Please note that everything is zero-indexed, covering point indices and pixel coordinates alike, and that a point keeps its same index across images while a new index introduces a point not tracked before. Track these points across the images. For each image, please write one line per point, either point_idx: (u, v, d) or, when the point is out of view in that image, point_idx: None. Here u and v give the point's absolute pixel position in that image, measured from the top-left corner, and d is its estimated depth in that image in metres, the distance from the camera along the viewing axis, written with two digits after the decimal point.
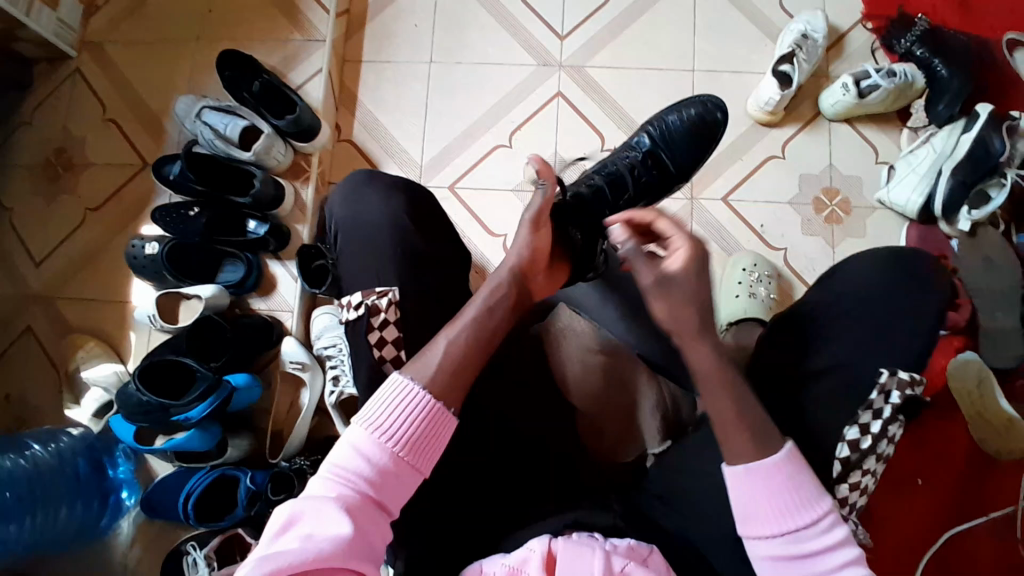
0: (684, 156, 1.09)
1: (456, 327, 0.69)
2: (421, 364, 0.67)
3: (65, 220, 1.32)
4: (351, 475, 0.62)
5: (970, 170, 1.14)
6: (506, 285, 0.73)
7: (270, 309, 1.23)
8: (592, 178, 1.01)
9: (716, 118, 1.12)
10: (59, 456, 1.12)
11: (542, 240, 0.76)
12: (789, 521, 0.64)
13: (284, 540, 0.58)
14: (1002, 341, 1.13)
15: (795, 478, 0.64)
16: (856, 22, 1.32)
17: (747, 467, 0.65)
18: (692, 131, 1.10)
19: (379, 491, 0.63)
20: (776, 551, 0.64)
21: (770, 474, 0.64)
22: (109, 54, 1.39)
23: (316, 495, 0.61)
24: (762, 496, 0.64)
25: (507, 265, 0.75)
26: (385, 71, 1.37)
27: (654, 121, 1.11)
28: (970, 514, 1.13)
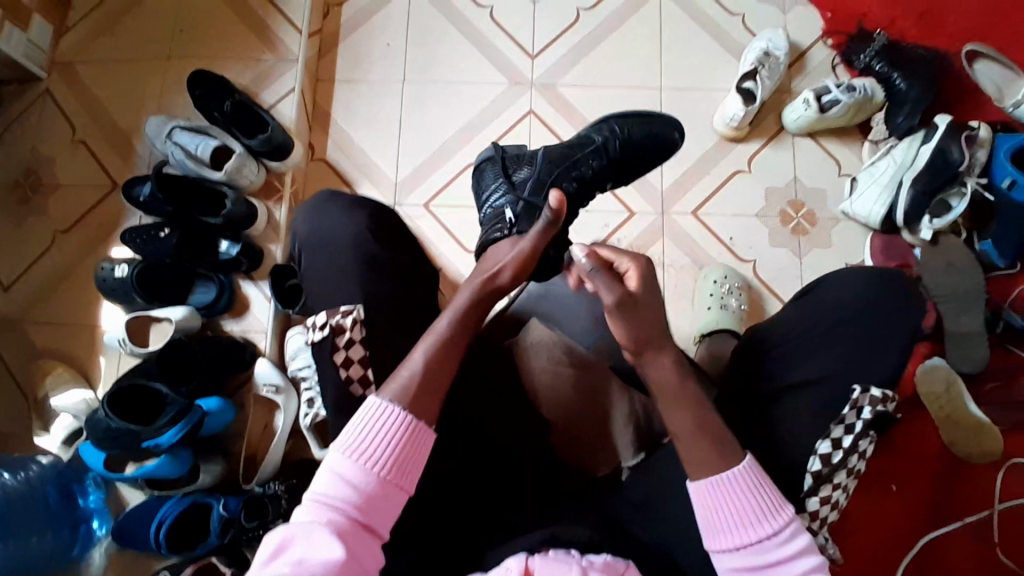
0: (638, 158, 1.02)
1: (431, 336, 0.70)
2: (397, 385, 0.67)
3: (34, 243, 1.30)
4: (337, 500, 0.62)
5: (930, 180, 1.18)
6: (478, 298, 0.73)
7: (243, 330, 1.22)
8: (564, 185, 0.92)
9: (672, 136, 1.06)
10: (29, 484, 1.08)
11: (526, 262, 0.76)
12: (751, 533, 0.65)
13: (274, 565, 0.58)
14: (970, 346, 1.16)
15: (756, 490, 0.66)
16: (817, 39, 1.36)
17: (709, 480, 0.66)
18: (645, 144, 1.03)
19: (368, 514, 0.63)
20: (742, 562, 0.65)
21: (733, 486, 0.65)
22: (78, 74, 1.38)
23: (304, 520, 0.62)
24: (726, 509, 0.65)
25: (487, 278, 0.74)
26: (359, 90, 1.37)
27: (606, 126, 1.02)
28: (944, 519, 1.15)
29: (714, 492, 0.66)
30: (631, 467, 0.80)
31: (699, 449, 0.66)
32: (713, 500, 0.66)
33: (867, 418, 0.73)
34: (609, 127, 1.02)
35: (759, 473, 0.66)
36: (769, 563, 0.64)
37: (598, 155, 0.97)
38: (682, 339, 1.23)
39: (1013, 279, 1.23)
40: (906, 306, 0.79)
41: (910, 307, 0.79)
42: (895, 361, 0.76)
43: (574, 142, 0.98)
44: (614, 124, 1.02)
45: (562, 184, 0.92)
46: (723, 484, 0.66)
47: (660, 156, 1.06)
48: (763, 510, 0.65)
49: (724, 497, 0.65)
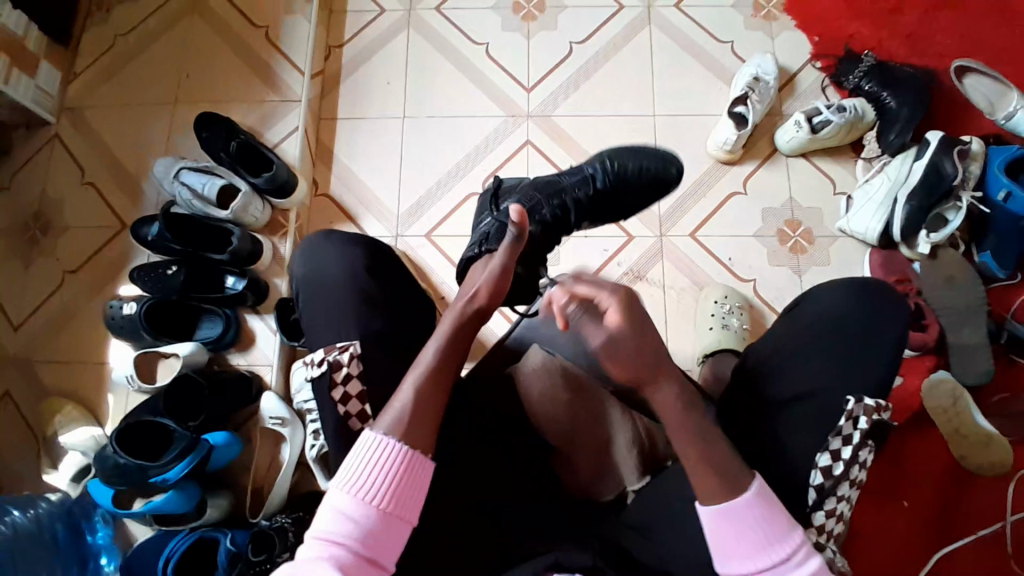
0: (625, 196, 1.07)
1: (418, 366, 0.71)
2: (390, 417, 0.68)
3: (44, 282, 1.33)
4: (340, 537, 0.63)
5: (924, 197, 1.19)
6: (465, 321, 0.74)
7: (250, 364, 1.23)
8: (541, 212, 0.98)
9: (671, 173, 1.08)
10: (37, 523, 1.08)
11: (501, 283, 0.77)
12: (762, 558, 0.64)
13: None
14: (974, 358, 1.16)
15: (766, 516, 0.65)
16: (806, 63, 1.40)
17: (720, 508, 0.66)
18: (642, 179, 1.07)
19: (371, 548, 0.63)
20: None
21: (742, 514, 0.65)
22: (88, 119, 1.42)
23: (309, 558, 0.62)
24: (737, 532, 0.65)
25: (471, 302, 0.76)
26: (361, 126, 1.41)
27: (605, 158, 1.08)
28: (958, 535, 1.13)
29: (724, 520, 0.66)
30: (635, 490, 0.79)
31: (698, 466, 0.66)
32: (721, 522, 0.66)
33: (864, 428, 0.73)
34: (610, 158, 1.07)
35: (766, 501, 0.66)
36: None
37: (584, 186, 1.03)
38: (684, 360, 1.23)
39: (1016, 288, 1.24)
40: (895, 320, 0.79)
41: (897, 322, 0.79)
42: (881, 367, 0.77)
43: (565, 177, 1.05)
44: (617, 156, 1.08)
45: (539, 210, 0.98)
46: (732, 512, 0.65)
47: (656, 192, 1.09)
48: (772, 534, 0.65)
49: (733, 525, 0.65)
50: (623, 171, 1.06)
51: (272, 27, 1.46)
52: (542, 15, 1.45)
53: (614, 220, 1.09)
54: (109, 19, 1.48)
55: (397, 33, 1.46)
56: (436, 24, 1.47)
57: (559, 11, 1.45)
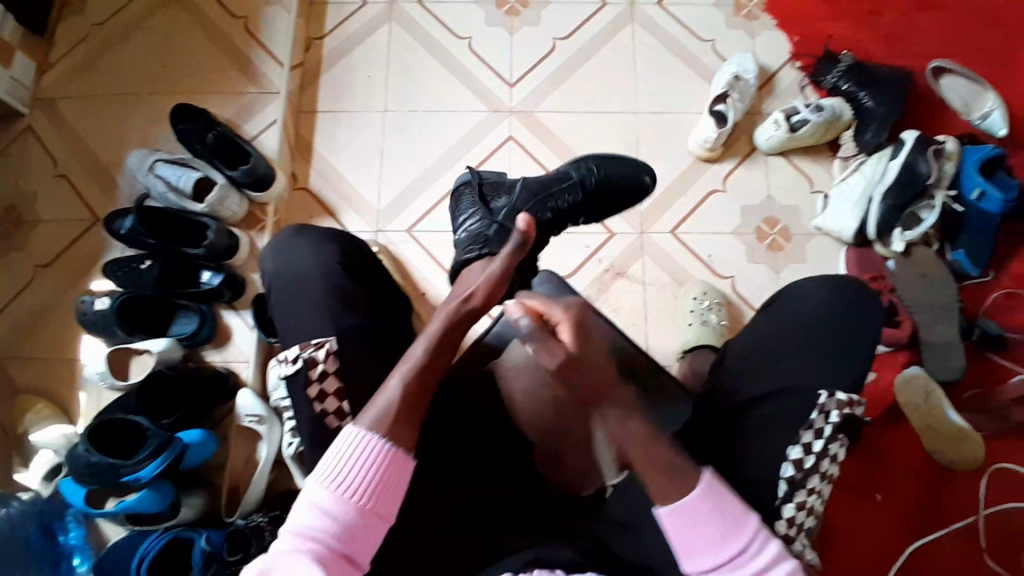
0: (602, 203, 1.07)
1: (404, 365, 0.70)
2: (373, 413, 0.67)
3: (14, 277, 1.30)
4: (317, 531, 0.62)
5: (898, 195, 1.22)
6: (455, 318, 0.75)
7: (225, 360, 1.21)
8: (540, 215, 1.00)
9: (643, 180, 1.09)
10: (10, 522, 1.06)
11: (496, 288, 0.79)
12: (721, 551, 0.65)
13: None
14: (946, 354, 1.18)
15: (716, 508, 0.66)
16: (785, 62, 1.41)
17: (673, 505, 0.66)
18: (617, 184, 1.07)
19: (347, 544, 0.63)
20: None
21: (696, 509, 0.66)
22: (61, 110, 1.39)
23: (284, 552, 0.61)
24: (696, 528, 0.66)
25: (464, 302, 0.76)
26: (342, 120, 1.40)
27: (580, 163, 1.07)
28: (930, 527, 1.16)
29: (681, 515, 0.66)
30: (615, 486, 0.78)
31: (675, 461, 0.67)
32: (678, 520, 0.66)
33: (836, 421, 0.74)
34: (585, 163, 1.07)
35: (714, 494, 0.66)
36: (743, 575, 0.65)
37: (573, 193, 1.03)
38: (665, 356, 1.24)
39: (987, 286, 1.27)
40: (871, 318, 0.81)
41: (874, 320, 0.81)
42: (853, 362, 0.78)
43: (552, 178, 1.04)
44: (590, 162, 1.07)
45: (536, 213, 1.00)
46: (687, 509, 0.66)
47: (631, 197, 1.09)
48: (726, 526, 0.65)
49: (692, 519, 0.66)
50: (598, 177, 1.06)
51: (251, 18, 1.43)
52: (526, 10, 1.45)
53: (590, 225, 1.09)
54: (83, 7, 1.45)
55: (379, 26, 1.45)
56: (418, 17, 1.45)
57: (543, 7, 1.45)
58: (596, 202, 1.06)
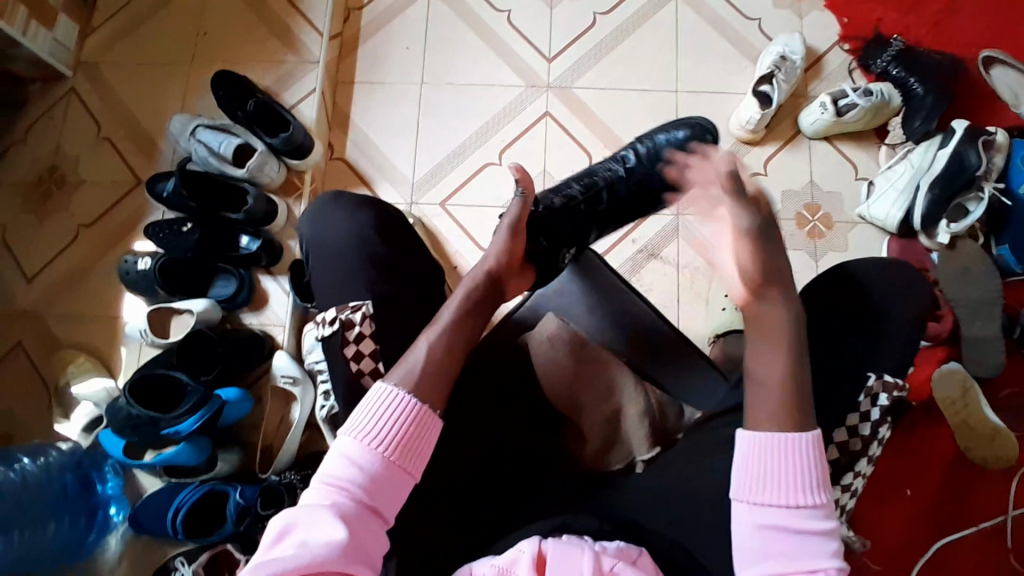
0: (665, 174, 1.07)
1: (437, 325, 0.72)
2: (402, 371, 0.68)
3: (59, 236, 1.33)
4: (343, 484, 0.62)
5: (946, 185, 1.17)
6: (481, 282, 0.78)
7: (262, 323, 1.24)
8: (569, 188, 1.03)
9: (705, 140, 1.08)
10: (47, 471, 1.11)
11: (517, 245, 0.84)
12: (789, 498, 0.62)
13: (279, 549, 0.57)
14: (986, 349, 1.15)
15: (815, 464, 0.63)
16: (834, 44, 1.37)
17: (766, 438, 0.64)
18: (680, 158, 1.07)
19: (373, 498, 0.62)
20: (771, 522, 0.62)
21: (786, 451, 0.63)
22: (105, 74, 1.41)
23: (310, 504, 0.61)
24: (778, 468, 0.63)
25: (485, 266, 0.80)
26: (377, 91, 1.39)
27: (644, 138, 1.11)
28: (958, 526, 1.14)
29: (766, 450, 0.63)
30: (645, 460, 0.79)
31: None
32: (761, 455, 0.63)
33: (884, 404, 0.74)
34: (647, 138, 1.11)
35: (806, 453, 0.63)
36: (797, 536, 0.61)
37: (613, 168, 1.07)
38: (695, 340, 1.23)
39: None
40: (910, 305, 0.80)
41: (909, 304, 0.80)
42: (891, 353, 0.78)
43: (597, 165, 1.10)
44: (654, 134, 1.11)
45: (568, 185, 1.03)
46: (782, 445, 0.63)
47: None
48: (814, 481, 0.62)
49: (775, 458, 0.63)
50: (660, 149, 1.09)
51: None
52: None
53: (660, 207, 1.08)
54: None
55: None
56: None
57: None
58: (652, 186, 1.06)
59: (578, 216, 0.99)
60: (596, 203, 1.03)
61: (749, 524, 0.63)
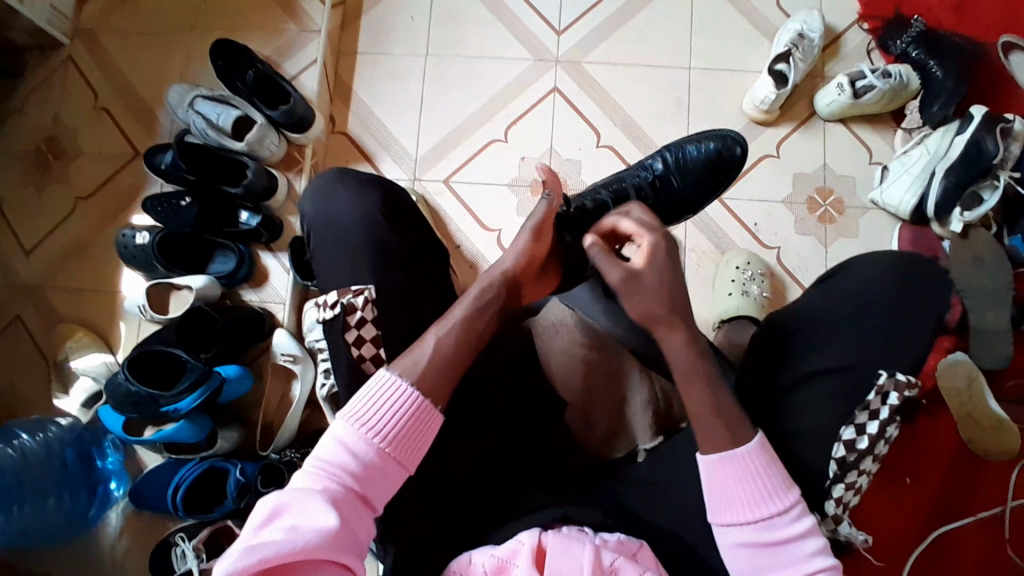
0: (691, 187, 1.06)
1: (449, 320, 0.70)
2: (406, 362, 0.67)
3: (57, 209, 1.31)
4: (336, 468, 0.62)
5: (962, 172, 1.15)
6: (497, 285, 0.74)
7: (262, 301, 1.22)
8: (598, 193, 1.00)
9: (733, 153, 1.07)
10: (46, 447, 1.10)
11: (538, 248, 0.79)
12: (760, 509, 0.64)
13: (268, 532, 0.56)
14: (996, 340, 1.13)
15: (766, 469, 0.65)
16: (852, 22, 1.32)
17: (724, 455, 0.65)
18: (707, 170, 1.07)
19: (365, 486, 0.62)
20: (744, 540, 0.64)
21: (746, 463, 0.65)
22: (102, 42, 1.37)
23: (300, 487, 0.60)
24: (733, 486, 0.65)
25: (501, 268, 0.76)
26: (382, 62, 1.36)
27: (672, 147, 1.08)
28: (956, 516, 1.14)
29: (729, 466, 0.65)
30: (648, 449, 0.77)
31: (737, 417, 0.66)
32: (724, 472, 0.65)
33: (893, 403, 0.73)
34: (675, 146, 1.08)
35: (766, 457, 0.65)
36: (773, 546, 0.64)
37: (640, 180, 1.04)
38: (701, 325, 1.21)
39: None
40: (922, 298, 0.78)
41: (921, 296, 0.78)
42: (903, 348, 0.76)
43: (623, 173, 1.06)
44: (683, 144, 1.08)
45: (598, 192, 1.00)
46: (731, 463, 0.65)
47: (722, 178, 1.08)
48: (771, 487, 0.65)
49: (739, 472, 0.65)
50: (688, 160, 1.07)
51: None
52: None
53: (679, 218, 1.07)
54: None
55: None
56: None
57: None
58: (676, 201, 1.05)
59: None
60: (626, 208, 1.00)
61: (726, 546, 0.65)
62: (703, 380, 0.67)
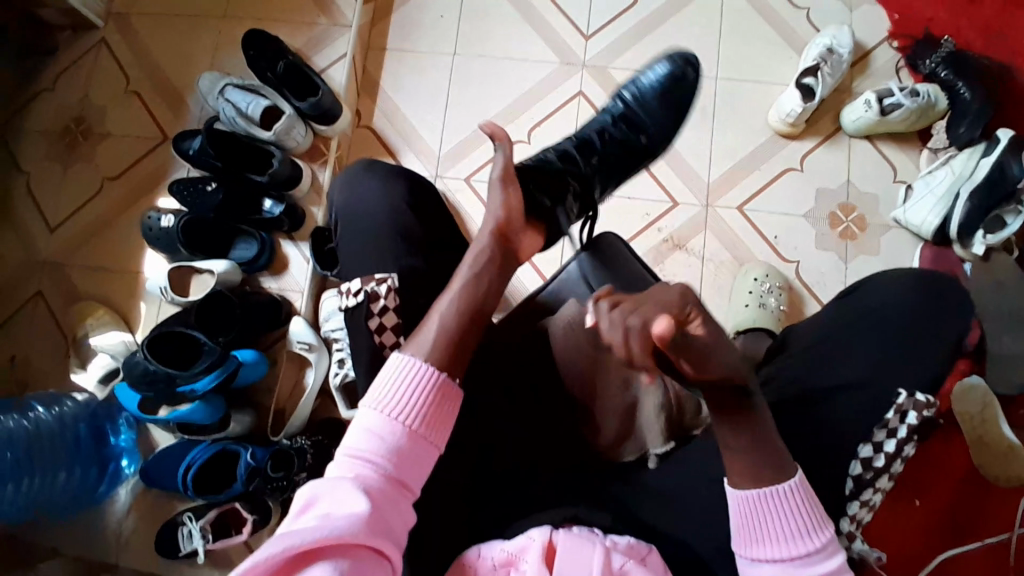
0: (655, 116, 1.04)
1: (453, 290, 0.72)
2: (417, 341, 0.68)
3: (84, 187, 1.33)
4: (367, 455, 0.62)
5: (985, 195, 1.13)
6: (488, 251, 0.76)
7: (281, 288, 1.24)
8: (562, 143, 0.99)
9: (688, 76, 1.05)
10: (60, 422, 1.13)
11: (512, 200, 0.80)
12: (794, 546, 0.64)
13: (303, 520, 0.57)
14: (1012, 365, 1.12)
15: (805, 508, 0.64)
16: (882, 40, 1.32)
17: (762, 491, 0.64)
18: (665, 95, 1.05)
19: (398, 470, 0.62)
20: (771, 573, 0.64)
21: (785, 499, 0.64)
22: (136, 26, 1.40)
23: (332, 477, 0.61)
24: (767, 521, 0.64)
25: (487, 229, 0.78)
26: (410, 59, 1.37)
27: (629, 83, 1.07)
28: (964, 539, 1.13)
29: (766, 501, 0.64)
30: (658, 455, 0.78)
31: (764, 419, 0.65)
32: (758, 507, 0.64)
33: (913, 423, 0.72)
34: (631, 81, 1.07)
35: (807, 495, 0.64)
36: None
37: (605, 121, 1.04)
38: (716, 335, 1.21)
39: None
40: (945, 318, 0.78)
41: (944, 317, 0.78)
42: (924, 367, 0.75)
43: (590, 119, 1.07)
44: (637, 76, 1.07)
45: (561, 141, 1.00)
46: (770, 498, 0.64)
47: (680, 100, 1.05)
48: (807, 526, 0.64)
49: (776, 506, 0.64)
50: (645, 91, 1.05)
51: None
52: None
53: (654, 154, 1.05)
54: None
55: None
56: None
57: None
58: (643, 134, 1.03)
59: (576, 170, 0.95)
60: (591, 154, 0.99)
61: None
62: None
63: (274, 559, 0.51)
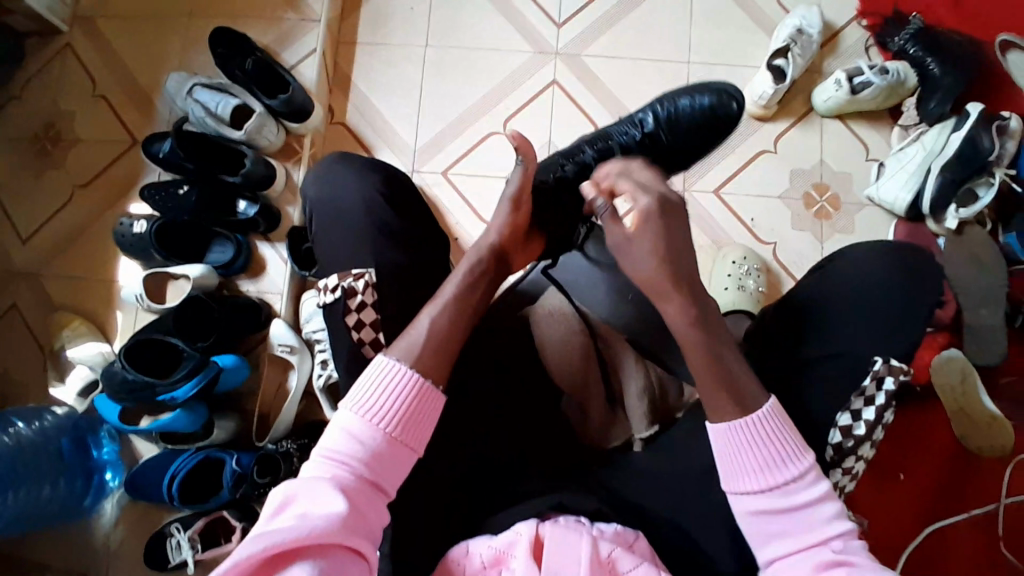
0: (681, 140, 1.04)
1: (442, 296, 0.71)
2: (403, 344, 0.67)
3: (54, 196, 1.31)
4: (345, 457, 0.62)
5: (958, 169, 1.14)
6: (485, 258, 0.75)
7: (259, 291, 1.23)
8: (582, 152, 0.99)
9: (730, 108, 1.04)
10: (42, 434, 1.11)
11: (519, 220, 0.80)
12: (774, 476, 0.64)
13: (280, 519, 0.56)
14: (989, 336, 1.14)
15: (777, 435, 0.65)
16: (851, 20, 1.33)
17: (731, 424, 0.66)
18: (700, 121, 1.04)
19: (375, 472, 0.62)
20: (759, 507, 0.65)
21: (758, 430, 0.65)
22: (99, 29, 1.37)
23: (309, 477, 0.61)
24: (744, 453, 0.65)
25: (486, 242, 0.78)
26: (383, 54, 1.35)
27: (665, 100, 1.05)
28: (949, 512, 1.15)
29: (740, 434, 0.65)
30: (643, 438, 0.79)
31: (745, 391, 0.66)
32: (733, 443, 0.66)
33: (890, 388, 0.73)
34: (669, 99, 1.05)
35: (780, 422, 0.66)
36: (789, 509, 0.64)
37: (630, 133, 1.03)
38: None
39: None
40: (917, 289, 0.79)
41: (915, 288, 0.79)
42: (898, 340, 0.76)
43: (614, 125, 1.05)
44: (675, 97, 1.06)
45: (583, 149, 1.00)
46: (740, 429, 0.66)
47: (714, 132, 1.05)
48: (782, 453, 0.65)
49: (753, 438, 0.65)
50: (681, 113, 1.04)
51: None
52: None
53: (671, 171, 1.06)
54: None
55: None
56: None
57: None
58: (667, 154, 1.03)
59: None
60: None
61: (744, 513, 0.66)
62: (705, 371, 0.67)
63: (255, 557, 0.51)
